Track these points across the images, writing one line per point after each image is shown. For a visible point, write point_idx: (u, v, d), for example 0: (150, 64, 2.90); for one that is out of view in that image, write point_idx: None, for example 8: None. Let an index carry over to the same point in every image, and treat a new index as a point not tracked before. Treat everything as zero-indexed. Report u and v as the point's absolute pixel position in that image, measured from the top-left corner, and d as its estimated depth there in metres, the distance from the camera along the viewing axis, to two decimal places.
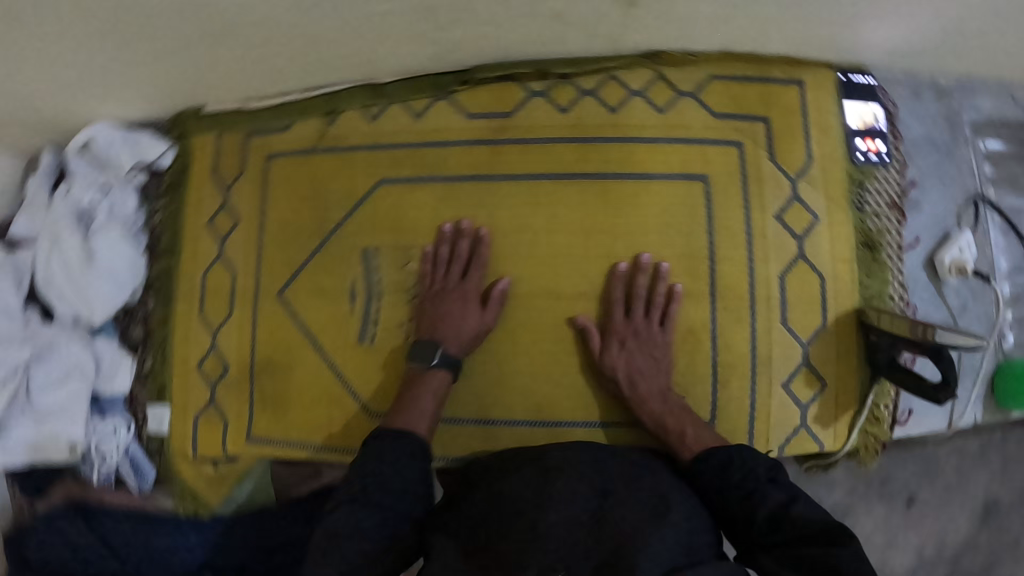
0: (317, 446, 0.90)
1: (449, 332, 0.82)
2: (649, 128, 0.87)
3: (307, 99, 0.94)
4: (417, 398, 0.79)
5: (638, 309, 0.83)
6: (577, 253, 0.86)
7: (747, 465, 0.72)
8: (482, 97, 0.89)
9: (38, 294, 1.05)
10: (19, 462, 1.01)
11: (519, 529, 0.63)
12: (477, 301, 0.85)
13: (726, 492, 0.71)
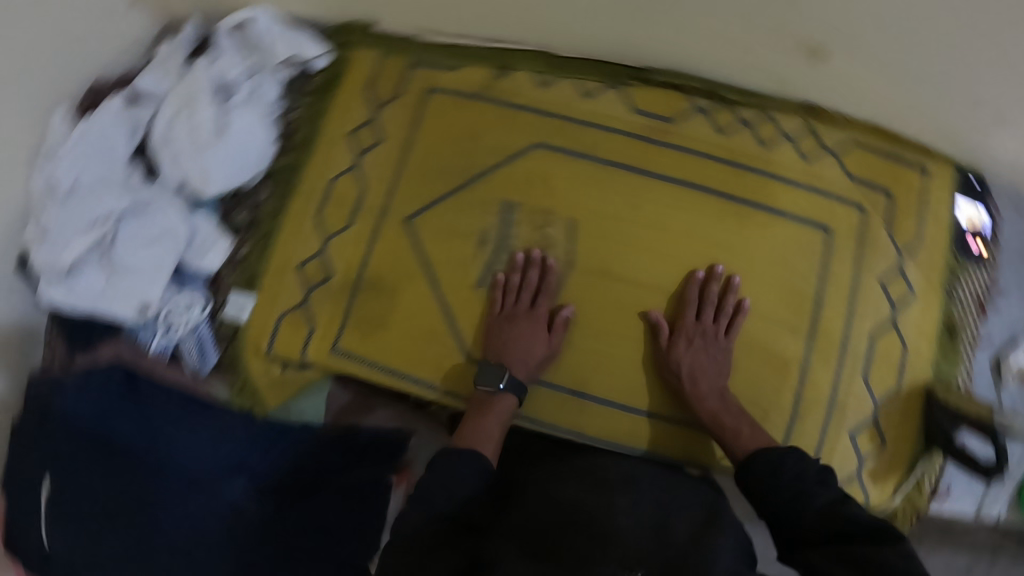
0: (403, 375, 0.90)
1: (516, 359, 0.85)
2: (790, 171, 0.94)
3: (483, 49, 0.97)
4: (484, 422, 0.80)
5: (709, 313, 0.88)
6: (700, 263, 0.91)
7: (793, 467, 0.72)
8: (652, 96, 0.94)
9: (150, 151, 1.04)
10: (81, 309, 0.98)
11: (579, 527, 0.65)
12: (543, 328, 0.87)
13: (772, 492, 0.72)
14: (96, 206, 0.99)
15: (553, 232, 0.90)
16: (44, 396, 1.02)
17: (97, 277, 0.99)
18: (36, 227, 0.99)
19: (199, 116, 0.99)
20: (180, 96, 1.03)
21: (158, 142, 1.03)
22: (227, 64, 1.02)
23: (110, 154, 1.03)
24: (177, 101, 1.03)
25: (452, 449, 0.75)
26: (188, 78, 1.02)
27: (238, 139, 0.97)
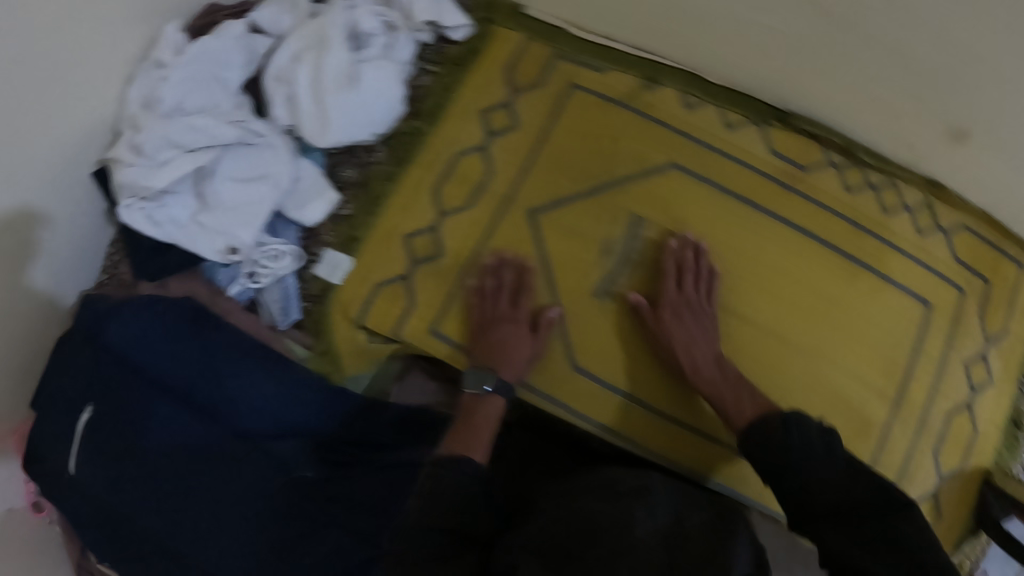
0: (502, 371, 0.86)
1: (506, 364, 0.82)
2: (905, 241, 0.96)
3: (633, 56, 0.95)
4: (478, 426, 0.77)
5: (700, 287, 0.86)
6: (804, 314, 0.92)
7: (800, 442, 0.68)
8: (790, 141, 0.94)
9: (262, 87, 0.99)
10: (162, 237, 0.92)
11: (605, 540, 0.59)
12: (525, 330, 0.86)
13: (780, 464, 0.68)
14: (199, 132, 0.91)
15: (676, 257, 0.89)
16: (110, 322, 0.98)
17: (184, 207, 0.92)
18: (127, 140, 0.91)
19: (329, 60, 0.93)
20: (307, 35, 0.97)
21: (274, 78, 0.97)
22: (365, 11, 0.96)
23: (219, 79, 0.96)
24: (302, 39, 0.98)
25: (450, 458, 0.70)
26: (319, 18, 0.97)
27: (368, 93, 0.92)
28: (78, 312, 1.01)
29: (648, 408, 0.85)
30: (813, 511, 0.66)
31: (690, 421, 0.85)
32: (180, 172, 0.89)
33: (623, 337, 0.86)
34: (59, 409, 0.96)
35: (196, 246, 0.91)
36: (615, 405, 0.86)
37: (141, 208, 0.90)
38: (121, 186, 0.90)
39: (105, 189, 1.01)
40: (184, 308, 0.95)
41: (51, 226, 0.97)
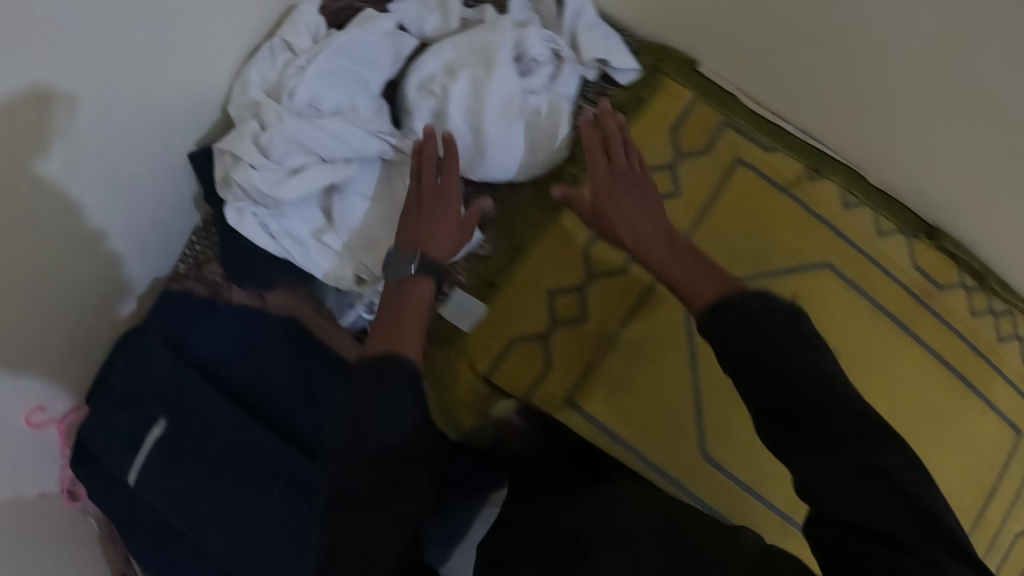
0: (634, 451, 0.81)
1: (429, 239, 0.73)
2: (1011, 371, 0.99)
3: (802, 142, 0.92)
4: (402, 310, 0.64)
5: (633, 163, 0.73)
6: (931, 427, 0.90)
7: (735, 329, 0.53)
8: (933, 258, 0.93)
9: (401, 95, 0.88)
10: (276, 250, 0.81)
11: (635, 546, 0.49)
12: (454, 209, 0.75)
13: (775, 372, 0.49)
14: (338, 141, 0.79)
15: None
16: (190, 322, 0.90)
17: (308, 220, 0.81)
18: (249, 133, 0.77)
19: (490, 83, 0.84)
20: (464, 47, 0.87)
21: (419, 88, 0.87)
22: (532, 33, 0.87)
23: (360, 78, 0.85)
24: (459, 48, 0.87)
25: (374, 355, 0.56)
26: (478, 31, 0.87)
27: (529, 129, 0.85)
28: (155, 308, 0.90)
29: (744, 486, 0.84)
30: (765, 408, 0.50)
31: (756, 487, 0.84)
32: (310, 185, 0.77)
33: (757, 433, 0.84)
34: (126, 410, 0.87)
35: (315, 265, 0.81)
36: (735, 497, 0.83)
37: (256, 214, 0.79)
38: (235, 186, 0.78)
39: (202, 171, 0.88)
40: (289, 332, 0.88)
41: (102, 175, 0.76)
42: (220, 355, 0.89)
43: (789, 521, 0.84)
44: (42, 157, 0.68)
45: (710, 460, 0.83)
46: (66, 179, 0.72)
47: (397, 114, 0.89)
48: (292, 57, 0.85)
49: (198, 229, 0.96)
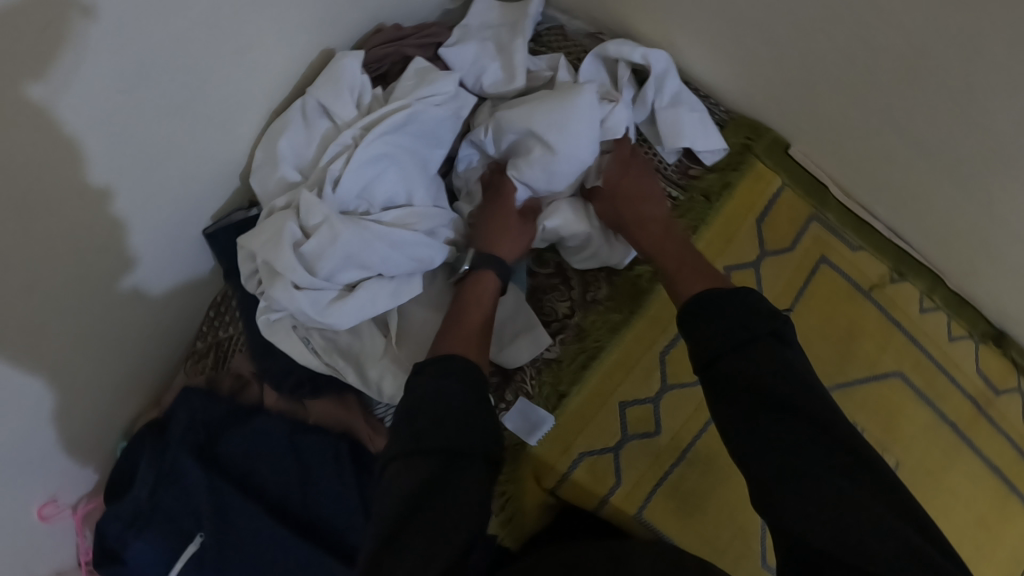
0: None
1: (493, 240, 0.73)
2: None
3: (887, 240, 0.86)
4: (461, 308, 0.67)
5: (644, 173, 0.78)
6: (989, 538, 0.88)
7: (721, 324, 0.57)
8: (994, 363, 0.91)
9: (462, 177, 0.80)
10: (319, 365, 0.71)
11: None
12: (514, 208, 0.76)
13: (771, 381, 0.53)
14: (396, 246, 0.68)
15: None
16: (222, 424, 0.80)
17: (362, 333, 0.72)
18: (289, 239, 0.64)
19: (567, 168, 0.75)
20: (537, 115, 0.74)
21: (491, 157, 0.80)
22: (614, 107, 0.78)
23: (416, 157, 0.73)
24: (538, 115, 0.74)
25: (439, 356, 0.60)
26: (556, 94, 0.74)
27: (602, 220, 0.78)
28: (176, 404, 0.81)
29: None
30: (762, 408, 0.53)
31: None
32: (368, 304, 0.67)
33: None
34: (154, 513, 0.80)
35: (369, 382, 0.72)
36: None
37: (295, 325, 0.70)
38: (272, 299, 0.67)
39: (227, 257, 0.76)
40: (343, 449, 0.79)
41: (97, 254, 0.63)
42: (261, 467, 0.80)
43: None
44: (42, 78, 0.49)
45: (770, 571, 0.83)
46: (37, 169, 0.52)
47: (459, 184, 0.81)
48: (333, 126, 0.71)
49: (216, 306, 0.83)
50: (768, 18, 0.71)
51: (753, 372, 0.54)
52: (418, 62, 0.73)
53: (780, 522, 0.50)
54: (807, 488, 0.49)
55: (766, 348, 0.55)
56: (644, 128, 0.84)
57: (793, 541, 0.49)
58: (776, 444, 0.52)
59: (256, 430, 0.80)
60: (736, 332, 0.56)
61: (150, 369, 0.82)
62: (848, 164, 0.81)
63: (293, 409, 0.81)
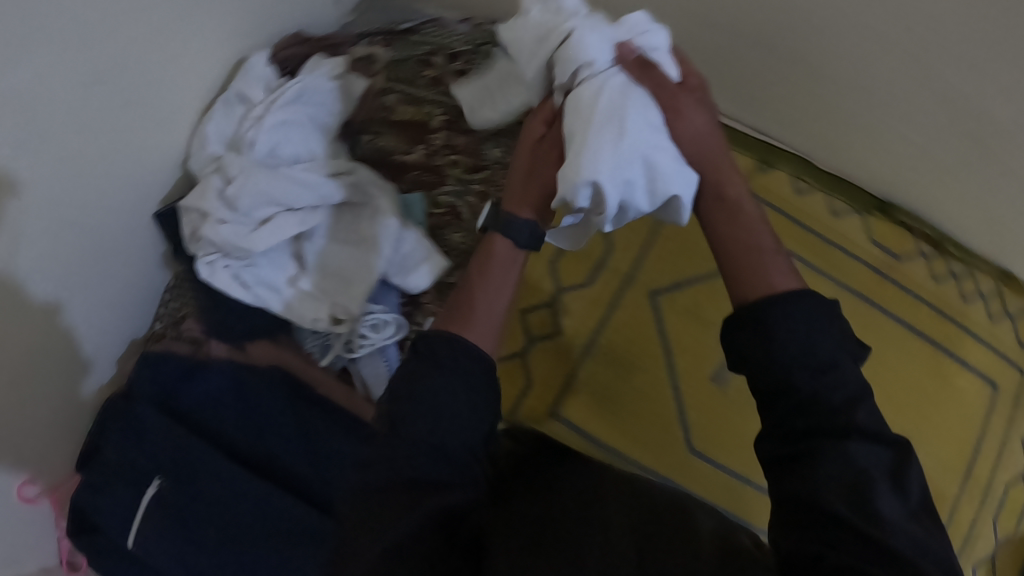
0: (632, 459, 0.84)
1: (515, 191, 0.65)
2: (980, 328, 1.03)
3: (751, 137, 0.98)
4: (490, 296, 0.62)
5: (699, 109, 0.62)
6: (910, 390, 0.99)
7: (795, 322, 0.52)
8: (889, 232, 1.00)
9: (362, 143, 0.95)
10: (248, 299, 0.84)
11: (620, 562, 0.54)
12: (541, 155, 0.66)
13: (835, 387, 0.51)
14: (304, 187, 0.83)
15: None
16: (169, 385, 0.89)
17: (281, 267, 0.85)
18: (214, 190, 0.81)
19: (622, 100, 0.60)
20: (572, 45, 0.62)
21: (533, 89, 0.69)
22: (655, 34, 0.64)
23: (317, 125, 0.89)
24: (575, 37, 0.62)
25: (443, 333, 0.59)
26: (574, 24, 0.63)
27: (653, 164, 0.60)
28: (135, 371, 0.89)
29: (723, 467, 0.86)
30: (796, 399, 0.51)
31: (739, 472, 0.85)
32: (279, 234, 0.82)
33: (747, 427, 0.86)
34: (121, 480, 0.86)
35: (293, 310, 0.84)
36: (738, 495, 0.86)
37: (227, 266, 0.82)
38: (203, 242, 0.81)
39: (174, 234, 0.90)
40: (277, 384, 0.87)
41: (70, 237, 0.77)
42: (213, 415, 0.89)
43: None
44: None
45: (697, 454, 0.85)
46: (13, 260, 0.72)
47: (363, 155, 0.95)
48: (250, 108, 0.88)
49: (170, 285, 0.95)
50: None
51: (802, 386, 0.51)
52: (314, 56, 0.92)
53: (810, 500, 0.48)
54: (837, 466, 0.48)
55: (828, 370, 0.51)
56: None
57: (807, 515, 0.48)
58: (805, 427, 0.50)
59: (201, 388, 0.89)
60: (770, 356, 0.52)
61: (116, 351, 0.92)
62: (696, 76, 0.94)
63: (228, 360, 0.89)
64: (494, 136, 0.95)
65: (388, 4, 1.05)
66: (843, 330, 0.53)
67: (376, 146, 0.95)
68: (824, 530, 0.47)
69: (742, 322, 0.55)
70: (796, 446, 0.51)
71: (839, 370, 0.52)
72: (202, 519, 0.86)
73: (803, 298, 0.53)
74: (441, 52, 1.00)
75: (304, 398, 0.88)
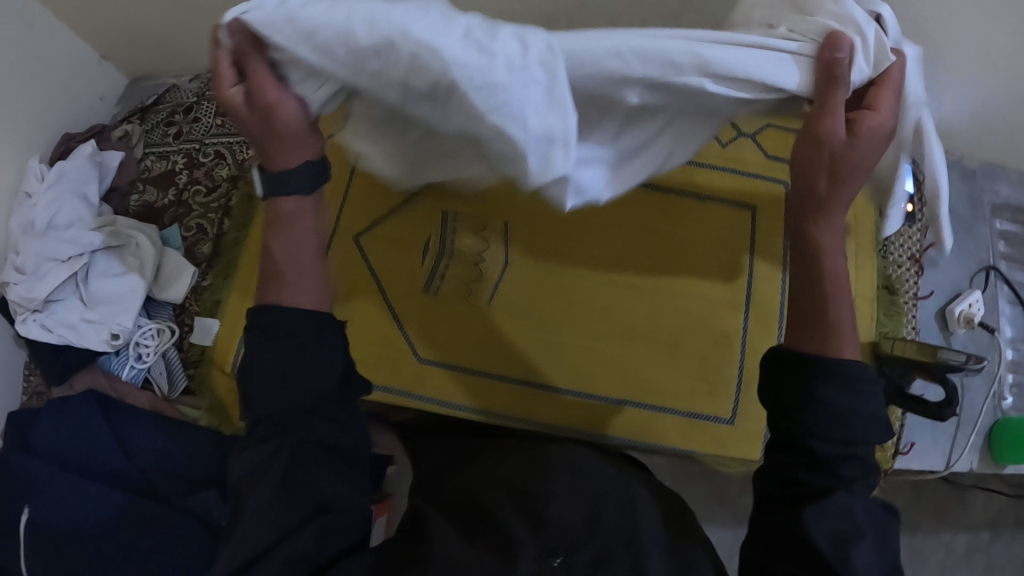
0: (376, 383, 0.93)
1: (282, 153, 0.54)
2: (710, 157, 0.95)
3: None
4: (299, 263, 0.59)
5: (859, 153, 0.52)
6: (650, 247, 0.92)
7: (843, 396, 0.53)
8: None
9: (133, 199, 1.17)
10: (57, 340, 1.04)
11: (529, 511, 0.61)
12: (266, 98, 0.49)
13: (836, 432, 0.53)
14: (69, 243, 1.04)
15: (490, 238, 0.90)
16: (9, 436, 1.02)
17: (70, 308, 1.05)
18: (9, 263, 1.04)
19: (471, 56, 0.41)
20: (369, 23, 0.41)
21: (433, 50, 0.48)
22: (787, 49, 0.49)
23: (81, 194, 1.09)
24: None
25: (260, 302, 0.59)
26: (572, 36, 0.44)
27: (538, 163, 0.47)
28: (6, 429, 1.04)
29: (463, 369, 0.91)
30: (787, 436, 0.56)
31: (472, 367, 0.91)
32: (57, 282, 1.02)
33: (467, 322, 0.92)
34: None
35: (88, 339, 1.04)
36: (486, 390, 0.91)
37: (36, 318, 1.04)
38: (15, 305, 1.03)
39: (7, 316, 1.07)
40: (93, 402, 1.04)
41: None
42: (53, 451, 1.02)
43: (525, 385, 0.91)
44: None
45: (429, 361, 0.92)
46: None
47: (134, 211, 1.17)
48: (27, 198, 1.08)
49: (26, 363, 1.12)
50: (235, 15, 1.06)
51: (819, 449, 0.54)
52: (84, 150, 1.11)
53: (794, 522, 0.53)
54: (820, 504, 0.52)
55: (858, 445, 0.54)
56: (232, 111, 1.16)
57: (776, 534, 0.55)
58: (792, 459, 0.55)
59: (42, 430, 1.02)
60: (792, 414, 0.55)
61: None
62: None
63: (55, 399, 1.05)
64: (222, 160, 1.14)
65: (143, 84, 1.27)
66: (879, 411, 0.55)
67: (142, 201, 1.17)
68: (801, 559, 0.52)
69: (778, 376, 0.57)
70: (793, 484, 0.55)
71: (858, 450, 0.53)
72: (65, 533, 0.98)
73: (860, 370, 0.54)
74: (178, 109, 1.20)
75: (118, 408, 1.05)
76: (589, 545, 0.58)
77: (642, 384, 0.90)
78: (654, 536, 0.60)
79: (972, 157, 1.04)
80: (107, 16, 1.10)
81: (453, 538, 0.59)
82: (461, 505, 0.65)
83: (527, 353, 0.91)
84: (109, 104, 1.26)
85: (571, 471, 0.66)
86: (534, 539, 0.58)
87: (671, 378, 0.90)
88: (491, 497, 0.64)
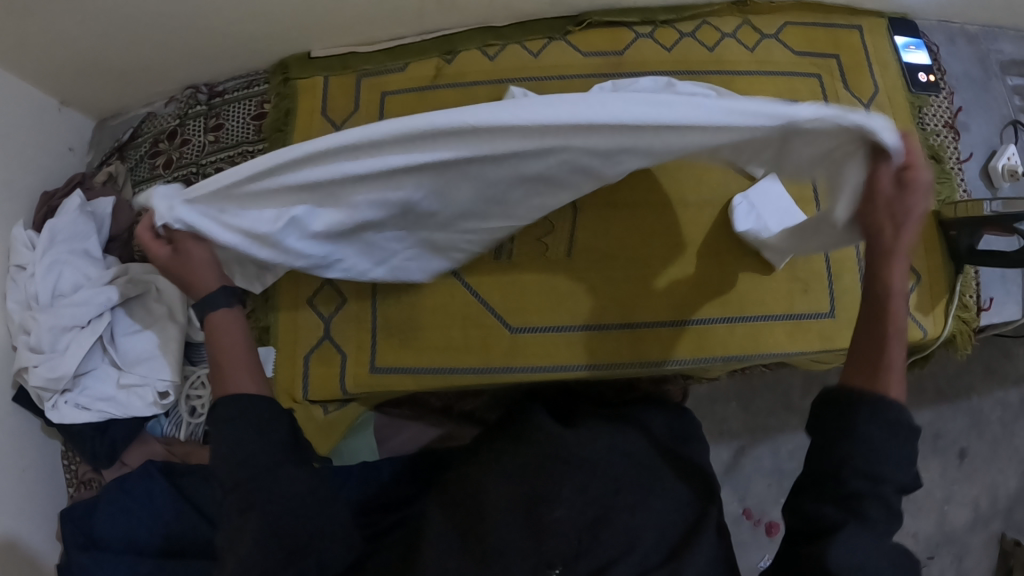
0: (469, 369, 0.86)
1: (191, 285, 0.66)
2: (742, 64, 0.96)
3: (424, 43, 0.99)
4: (218, 353, 0.64)
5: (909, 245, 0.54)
6: (710, 160, 0.90)
7: (876, 452, 0.50)
8: (593, 38, 0.96)
9: (135, 245, 1.05)
10: (98, 416, 0.93)
11: (524, 530, 0.65)
12: (172, 257, 0.65)
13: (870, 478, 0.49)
14: (82, 305, 0.92)
15: None
16: (67, 535, 0.90)
17: (103, 377, 0.94)
18: (20, 346, 0.91)
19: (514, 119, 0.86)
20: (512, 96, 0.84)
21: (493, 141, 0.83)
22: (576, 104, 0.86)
23: (82, 251, 0.98)
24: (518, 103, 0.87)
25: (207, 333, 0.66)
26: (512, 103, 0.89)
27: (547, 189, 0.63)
28: (62, 531, 0.91)
29: (558, 329, 0.86)
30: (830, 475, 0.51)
31: (570, 321, 0.86)
32: (82, 352, 0.90)
33: (548, 280, 0.87)
34: None
35: (132, 406, 0.93)
36: (581, 344, 0.86)
37: (67, 399, 0.92)
38: (39, 391, 0.91)
39: (32, 405, 0.94)
40: (154, 473, 0.94)
41: None
42: (118, 539, 0.91)
43: (625, 330, 0.86)
44: None
45: (519, 330, 0.87)
46: None
47: (142, 256, 1.06)
48: (21, 272, 0.96)
49: (65, 450, 1.01)
50: (202, 23, 0.94)
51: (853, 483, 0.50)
52: (71, 204, 0.99)
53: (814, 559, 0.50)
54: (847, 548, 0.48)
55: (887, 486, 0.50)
56: (222, 122, 1.05)
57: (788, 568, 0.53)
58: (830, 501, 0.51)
59: (103, 520, 0.91)
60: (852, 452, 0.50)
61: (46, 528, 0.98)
62: (352, 27, 0.96)
63: (111, 481, 0.94)
64: None
65: (114, 123, 1.16)
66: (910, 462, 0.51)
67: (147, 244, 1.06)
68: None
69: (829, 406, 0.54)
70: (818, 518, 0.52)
71: (884, 487, 0.49)
72: None
73: (897, 413, 0.51)
74: (161, 137, 1.09)
75: (183, 474, 0.95)
76: (586, 558, 0.63)
77: (737, 299, 0.87)
78: (654, 542, 0.66)
79: (973, 21, 1.08)
80: (60, 54, 0.97)
81: (456, 556, 0.65)
82: (463, 502, 0.71)
83: (617, 299, 0.87)
84: (80, 154, 1.15)
85: (575, 479, 0.69)
86: (538, 555, 0.64)
87: (768, 291, 0.88)
88: (489, 501, 0.69)
